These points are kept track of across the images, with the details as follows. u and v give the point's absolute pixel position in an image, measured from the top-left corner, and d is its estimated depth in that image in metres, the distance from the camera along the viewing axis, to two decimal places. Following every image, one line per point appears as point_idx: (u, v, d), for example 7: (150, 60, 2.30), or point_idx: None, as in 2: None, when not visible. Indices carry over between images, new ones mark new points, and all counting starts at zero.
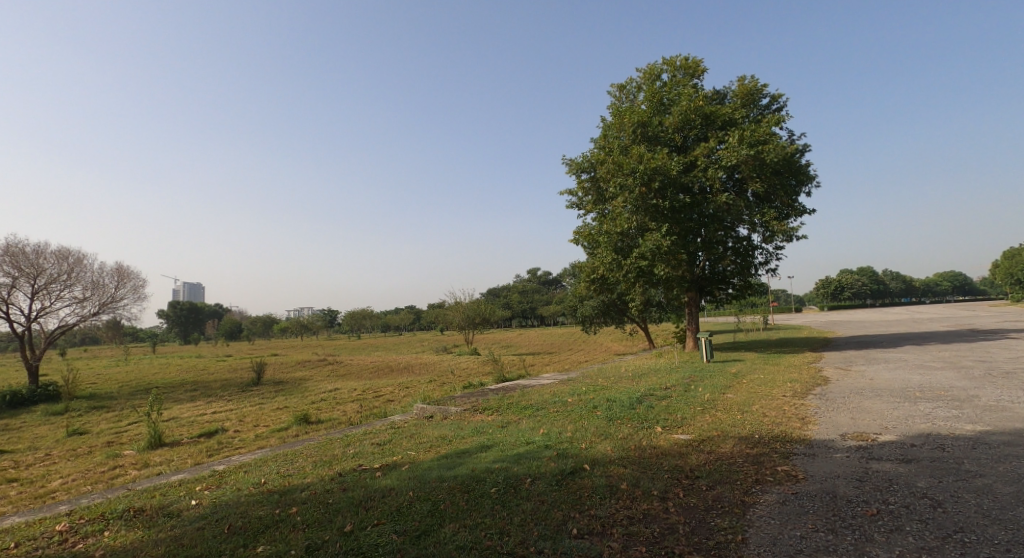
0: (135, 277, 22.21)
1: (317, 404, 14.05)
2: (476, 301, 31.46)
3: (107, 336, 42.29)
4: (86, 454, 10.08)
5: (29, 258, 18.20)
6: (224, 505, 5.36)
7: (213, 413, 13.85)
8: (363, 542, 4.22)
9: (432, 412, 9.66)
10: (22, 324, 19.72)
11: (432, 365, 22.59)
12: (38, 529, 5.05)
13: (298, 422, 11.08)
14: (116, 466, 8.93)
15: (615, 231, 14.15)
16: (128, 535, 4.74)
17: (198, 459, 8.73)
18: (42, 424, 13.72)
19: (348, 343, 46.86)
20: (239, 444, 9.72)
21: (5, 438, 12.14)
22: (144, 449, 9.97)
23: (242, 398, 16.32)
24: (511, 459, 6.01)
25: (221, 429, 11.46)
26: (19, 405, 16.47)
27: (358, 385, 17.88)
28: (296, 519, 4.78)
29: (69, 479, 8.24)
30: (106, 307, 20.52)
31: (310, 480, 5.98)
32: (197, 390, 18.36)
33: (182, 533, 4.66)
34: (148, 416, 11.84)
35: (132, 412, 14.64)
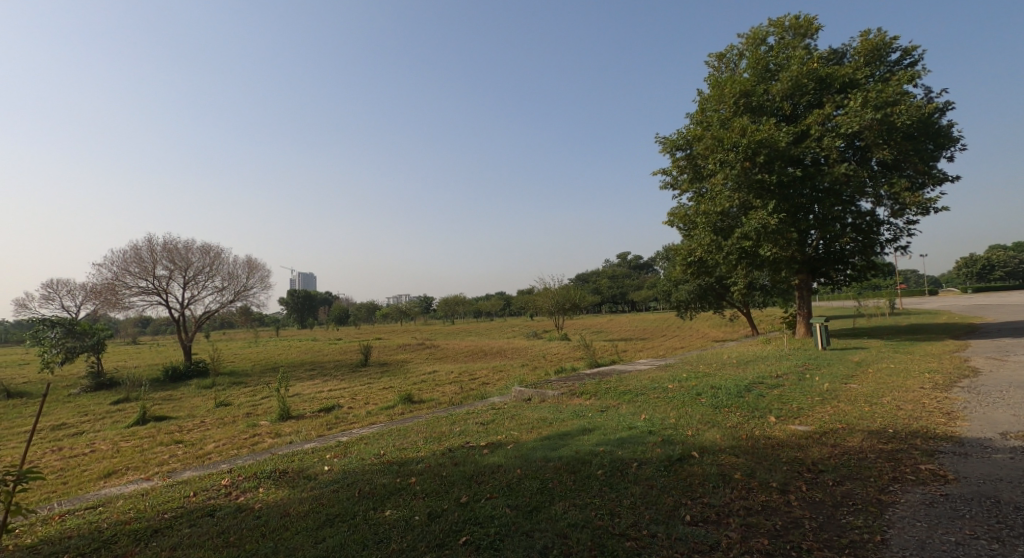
0: (264, 269, 24.75)
1: (419, 385, 14.89)
2: (565, 287, 31.33)
3: (239, 321, 47.65)
4: (230, 423, 11.52)
5: (181, 253, 20.93)
6: (352, 471, 5.90)
7: (329, 391, 15.13)
8: (479, 513, 4.45)
9: (529, 395, 9.85)
10: (177, 310, 22.77)
11: (524, 350, 22.98)
12: (208, 482, 5.91)
13: (403, 401, 11.82)
14: (255, 434, 10.14)
15: (715, 210, 13.34)
16: (278, 492, 5.39)
17: (321, 432, 9.65)
18: (196, 396, 15.84)
19: (443, 328, 48.80)
20: (353, 420, 10.59)
21: (169, 406, 14.18)
22: (276, 420, 11.17)
23: (353, 378, 17.68)
24: (615, 443, 5.99)
25: (336, 405, 12.54)
26: (178, 378, 19.14)
27: (455, 368, 18.66)
28: (415, 488, 5.14)
29: (220, 443, 9.49)
30: (241, 296, 23.06)
31: (424, 454, 6.40)
32: (315, 370, 20.14)
33: (321, 494, 5.20)
34: (276, 392, 13.24)
35: (264, 388, 16.42)
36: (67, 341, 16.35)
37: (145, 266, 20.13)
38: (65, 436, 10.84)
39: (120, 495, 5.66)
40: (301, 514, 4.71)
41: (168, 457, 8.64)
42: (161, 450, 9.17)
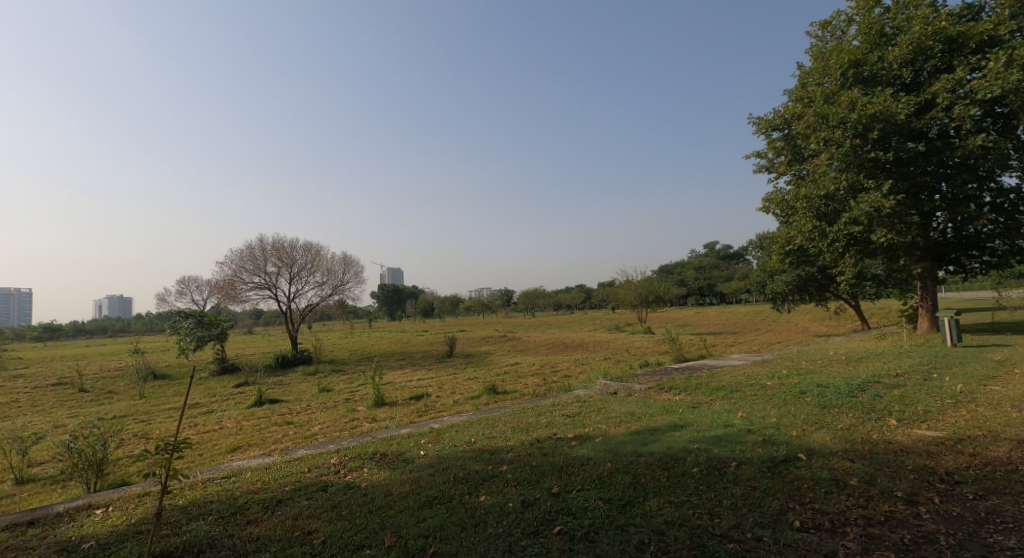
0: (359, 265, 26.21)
1: (503, 376, 15.15)
2: (649, 279, 30.37)
3: (336, 313, 51.03)
4: (332, 407, 12.37)
5: (288, 251, 22.74)
6: (447, 457, 6.12)
7: (418, 380, 15.78)
8: (571, 504, 4.44)
9: (615, 388, 9.68)
10: (285, 304, 24.77)
11: (606, 343, 22.66)
12: (320, 460, 6.40)
13: (488, 392, 12.08)
14: (354, 418, 10.83)
15: (817, 193, 12.28)
16: (380, 473, 5.72)
17: (413, 419, 10.11)
18: (302, 382, 17.15)
19: (523, 321, 49.23)
20: (442, 408, 11.00)
21: (281, 391, 15.52)
22: (372, 406, 11.85)
23: (440, 368, 18.34)
24: (710, 441, 5.74)
25: (425, 394, 13.10)
26: (287, 365, 20.85)
27: (537, 360, 18.75)
28: (507, 476, 5.23)
29: (324, 426, 10.24)
30: (339, 290, 24.61)
31: (514, 443, 6.49)
32: (405, 360, 21.09)
33: (420, 477, 5.45)
34: (371, 380, 14.01)
35: (361, 377, 17.45)
36: (197, 331, 18.35)
37: (258, 263, 22.12)
38: (197, 413, 12.20)
39: (247, 468, 6.28)
40: (402, 494, 4.97)
41: (281, 437, 9.45)
42: (276, 430, 10.08)
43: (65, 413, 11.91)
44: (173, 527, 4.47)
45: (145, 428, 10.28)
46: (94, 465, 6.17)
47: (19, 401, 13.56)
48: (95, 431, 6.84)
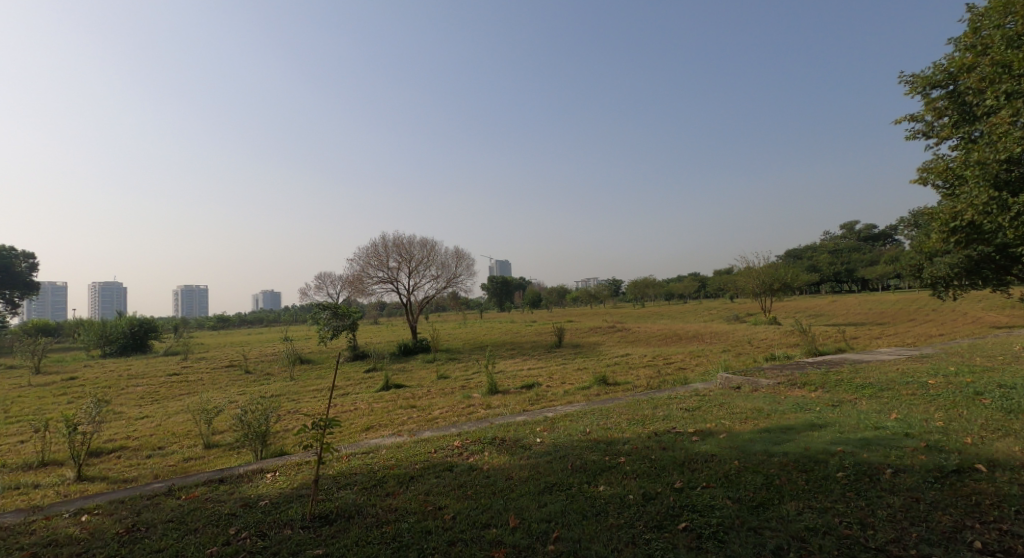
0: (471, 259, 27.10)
1: (613, 367, 14.91)
2: (773, 265, 28.02)
3: (449, 304, 53.66)
4: (450, 393, 13.02)
5: (406, 247, 24.18)
6: (563, 445, 6.16)
7: (528, 370, 16.04)
8: (697, 501, 4.26)
9: (739, 383, 9.07)
10: (405, 297, 26.41)
11: (724, 334, 21.35)
12: (443, 442, 6.74)
13: (599, 382, 11.95)
14: (470, 404, 11.30)
15: (993, 158, 7.57)
16: (499, 457, 5.89)
17: (525, 407, 10.33)
18: (422, 369, 18.24)
19: (632, 311, 47.94)
20: (553, 397, 11.10)
21: (404, 377, 16.67)
22: (486, 393, 12.27)
23: (550, 358, 18.48)
24: (858, 443, 5.18)
25: (536, 383, 13.29)
26: (409, 353, 22.26)
27: (649, 351, 18.20)
28: (626, 468, 5.13)
29: (443, 410, 10.81)
30: (453, 283, 25.65)
31: (630, 435, 6.35)
32: (514, 349, 21.54)
33: (537, 463, 5.54)
34: (484, 368, 14.50)
35: (476, 365, 18.15)
36: (333, 321, 20.22)
37: (382, 259, 23.82)
38: (335, 395, 13.51)
39: (382, 445, 6.84)
40: (523, 479, 5.09)
41: (406, 419, 10.13)
42: (401, 412, 10.84)
43: (233, 391, 13.84)
44: (326, 493, 4.98)
45: (295, 406, 11.59)
46: (259, 436, 7.08)
47: (199, 380, 15.94)
48: (258, 407, 7.83)
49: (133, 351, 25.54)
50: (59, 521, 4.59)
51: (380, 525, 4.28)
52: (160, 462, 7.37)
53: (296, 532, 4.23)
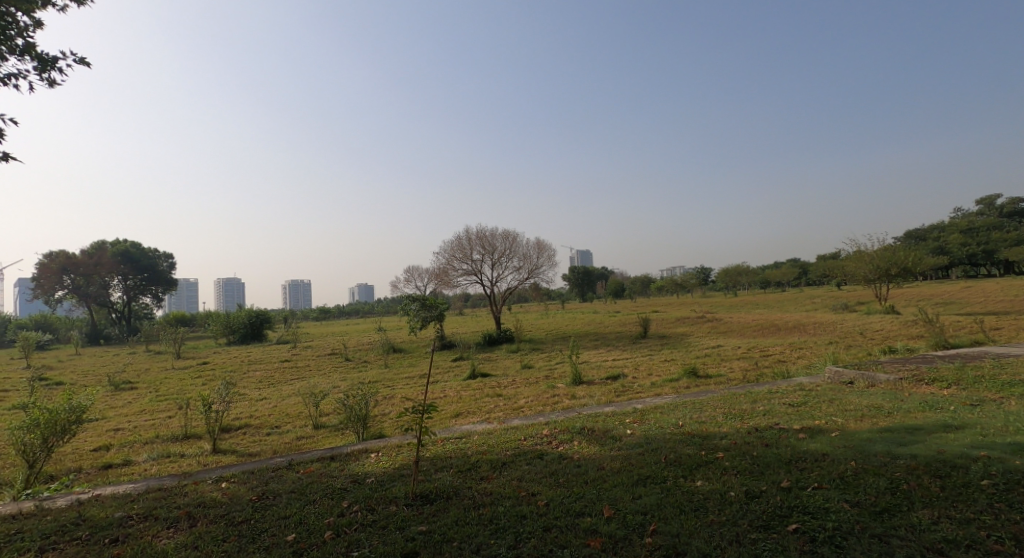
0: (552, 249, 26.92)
1: (704, 359, 14.29)
2: (890, 248, 25.38)
3: (532, 295, 54.01)
4: (534, 383, 13.13)
5: (489, 239, 24.56)
6: (655, 438, 6.01)
7: (613, 361, 15.77)
8: (808, 502, 3.98)
9: (851, 378, 8.34)
10: (489, 288, 26.86)
11: (830, 325, 19.72)
12: (532, 431, 6.80)
13: (688, 375, 11.51)
14: (555, 394, 11.35)
15: None
16: (589, 447, 5.86)
17: (611, 398, 10.19)
18: (506, 359, 18.55)
19: (724, 301, 45.59)
20: (640, 389, 10.87)
21: (490, 366, 17.05)
22: (571, 384, 12.25)
23: (636, 349, 18.08)
24: (1004, 449, 4.58)
25: (622, 374, 13.06)
26: (494, 343, 22.70)
27: (743, 343, 17.24)
28: (726, 463, 4.90)
29: (528, 400, 10.93)
30: (536, 274, 25.68)
31: (728, 430, 6.06)
32: (598, 340, 21.26)
33: (629, 455, 5.45)
34: (568, 359, 14.44)
35: (559, 355, 18.16)
36: (422, 312, 21.02)
37: (466, 252, 24.41)
38: (425, 382, 14.11)
39: (473, 432, 7.04)
40: (615, 470, 5.02)
41: (493, 407, 10.35)
42: (488, 401, 11.10)
43: (335, 377, 14.87)
44: (425, 475, 5.22)
45: (390, 392, 12.25)
46: (361, 419, 7.56)
47: (306, 366, 17.29)
48: (358, 392, 8.35)
49: (252, 340, 28.16)
50: (203, 486, 5.19)
51: (476, 507, 4.42)
52: (277, 440, 8.10)
53: (400, 508, 4.48)
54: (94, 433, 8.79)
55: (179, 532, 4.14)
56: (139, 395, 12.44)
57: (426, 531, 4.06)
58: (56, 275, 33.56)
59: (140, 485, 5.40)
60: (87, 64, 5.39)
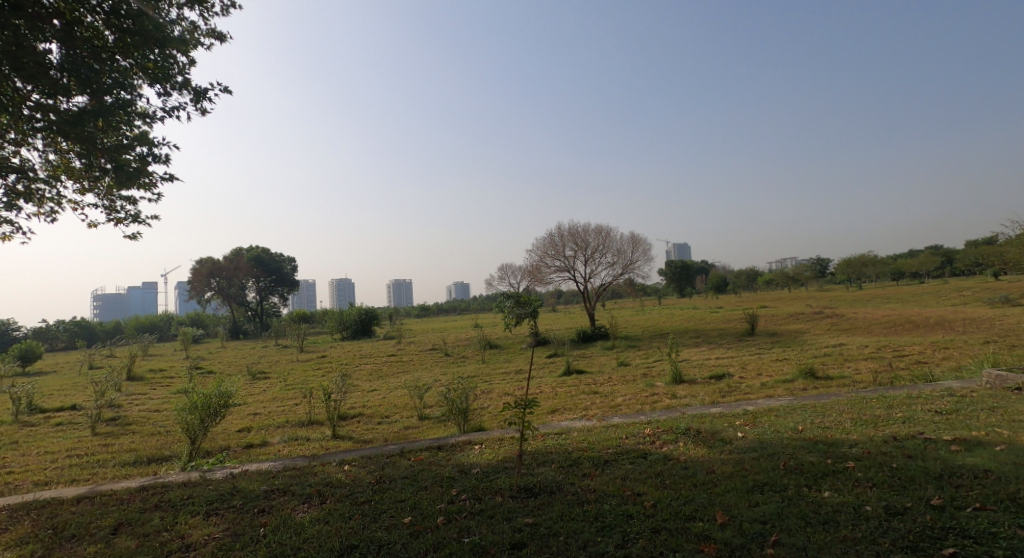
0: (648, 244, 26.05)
1: (822, 359, 13.12)
2: None
3: (628, 291, 52.76)
4: (632, 381, 12.82)
5: (581, 236, 24.34)
6: (771, 442, 5.62)
7: (717, 359, 14.97)
8: (966, 524, 3.52)
9: (1017, 383, 7.23)
10: (582, 285, 26.60)
11: (983, 322, 17.22)
12: (635, 430, 6.64)
13: (805, 376, 10.62)
14: (654, 393, 11.00)
15: None
16: (697, 449, 5.60)
17: (716, 398, 9.69)
18: (603, 355, 18.29)
19: (845, 295, 41.47)
20: (748, 390, 10.22)
21: (585, 363, 16.93)
22: (671, 382, 11.81)
23: (743, 347, 17.05)
24: None
25: (727, 373, 12.35)
26: (589, 339, 22.45)
27: (871, 341, 15.58)
28: (858, 474, 4.46)
29: (626, 398, 10.69)
30: (631, 269, 25.01)
31: (858, 437, 5.51)
32: (701, 337, 20.26)
33: (742, 459, 5.13)
34: (668, 357, 13.91)
35: (658, 352, 17.58)
36: (516, 309, 21.24)
37: (558, 249, 24.38)
38: (521, 376, 14.30)
39: (574, 428, 7.02)
40: (727, 474, 4.76)
41: (590, 404, 10.25)
42: (584, 398, 11.01)
43: (435, 371, 15.53)
44: (528, 468, 5.29)
45: (487, 387, 12.57)
46: (461, 412, 7.81)
47: (409, 360, 18.23)
48: (459, 386, 8.62)
49: (362, 336, 30.19)
50: (329, 467, 5.65)
51: (582, 503, 4.39)
52: (387, 429, 8.63)
53: (506, 499, 4.57)
54: (236, 416, 9.90)
55: (312, 508, 4.53)
56: (271, 383, 13.84)
57: (532, 524, 4.10)
58: (205, 278, 38.41)
59: (278, 464, 5.99)
60: (229, 92, 6.02)
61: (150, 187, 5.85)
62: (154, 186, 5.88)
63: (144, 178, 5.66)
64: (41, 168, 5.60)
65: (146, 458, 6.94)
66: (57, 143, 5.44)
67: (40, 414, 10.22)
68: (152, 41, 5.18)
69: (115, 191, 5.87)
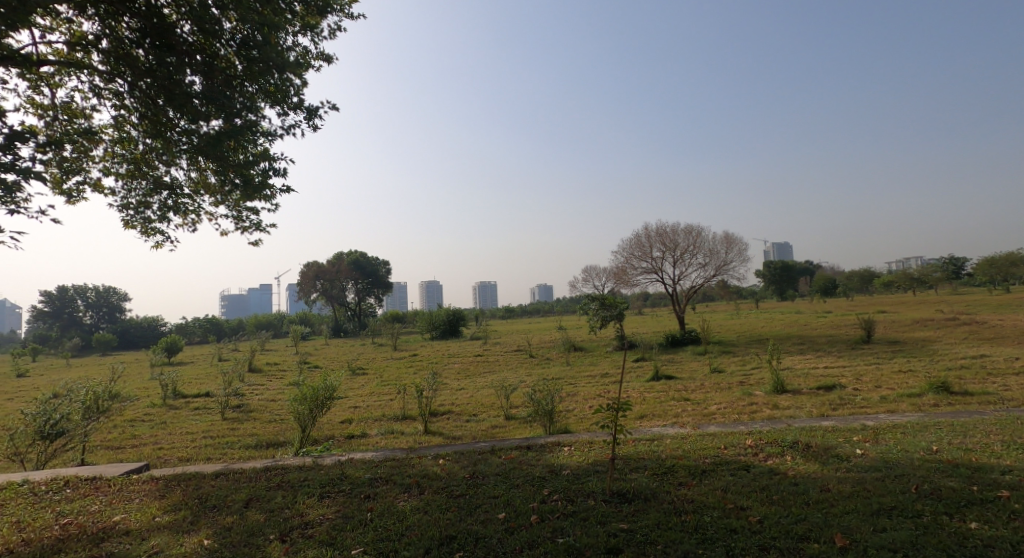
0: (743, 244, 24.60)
1: (956, 372, 11.65)
2: None
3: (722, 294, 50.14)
4: (728, 388, 12.15)
5: (669, 236, 23.51)
6: (898, 462, 5.09)
7: (826, 369, 13.78)
8: None
9: None
10: (671, 287, 25.65)
11: None
12: (735, 440, 6.30)
13: (936, 391, 9.49)
14: (753, 402, 10.36)
15: None
16: (808, 465, 5.20)
17: (825, 411, 8.94)
18: (695, 361, 17.52)
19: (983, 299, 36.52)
20: (864, 403, 9.32)
21: (675, 368, 16.31)
22: (771, 391, 11.06)
23: (857, 356, 15.57)
24: None
25: (838, 384, 11.34)
26: (678, 344, 21.59)
27: (1018, 353, 13.60)
28: (1012, 506, 3.93)
29: (721, 406, 10.16)
30: (724, 270, 23.75)
31: (1008, 464, 4.84)
32: (806, 344, 18.75)
33: (862, 478, 4.70)
34: (768, 364, 13.03)
35: (756, 359, 16.54)
36: (601, 311, 20.90)
37: (645, 250, 23.71)
38: (607, 379, 14.07)
39: (667, 435, 6.79)
40: (845, 494, 4.38)
41: (681, 411, 9.86)
42: (675, 404, 10.62)
43: (521, 372, 15.69)
44: (621, 473, 5.19)
45: (573, 390, 12.50)
46: (547, 414, 7.82)
47: (495, 361, 18.56)
48: (545, 388, 8.64)
49: (450, 336, 31.19)
50: (426, 460, 5.90)
51: (679, 513, 4.24)
52: (475, 427, 8.85)
53: (599, 503, 4.52)
54: (339, 409, 10.61)
55: (412, 497, 4.75)
56: (369, 379, 14.72)
57: (628, 530, 4.02)
58: (310, 280, 41.63)
59: (379, 454, 6.36)
60: (337, 109, 6.48)
61: (271, 199, 6.43)
62: (273, 198, 6.46)
63: (266, 191, 6.24)
64: (186, 184, 6.35)
65: (265, 442, 7.65)
66: (198, 163, 6.15)
67: (181, 399, 11.61)
68: (274, 67, 5.64)
69: (241, 203, 6.53)
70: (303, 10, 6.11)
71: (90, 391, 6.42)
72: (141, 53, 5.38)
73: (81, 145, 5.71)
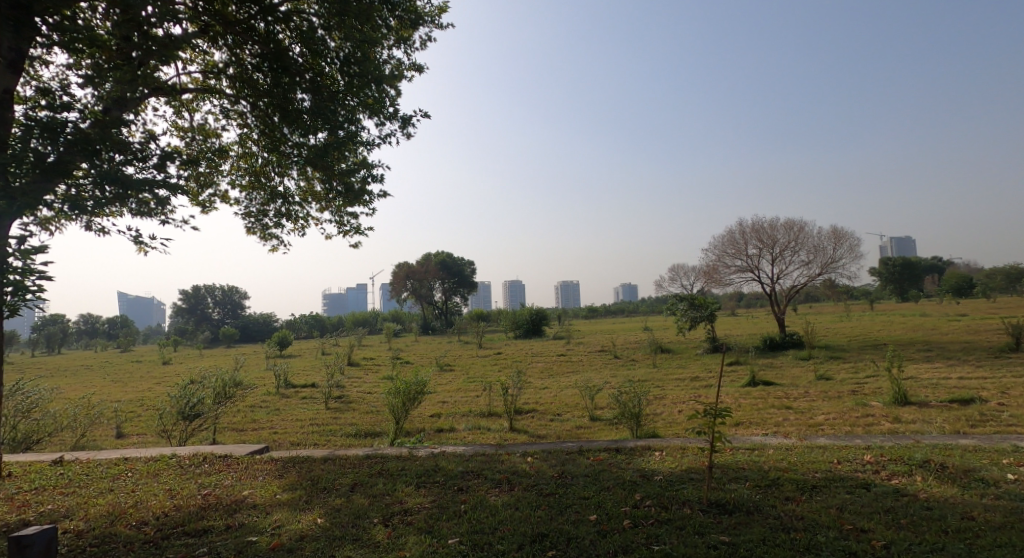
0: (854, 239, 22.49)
1: None
2: None
3: (830, 295, 46.14)
4: (836, 397, 11.14)
5: (767, 231, 22.02)
6: None
7: (959, 380, 12.21)
8: None
9: None
10: (769, 286, 24.01)
11: None
12: (851, 455, 5.74)
13: None
14: (868, 413, 9.41)
15: None
16: (944, 488, 4.61)
17: (959, 427, 7.91)
18: (797, 366, 16.29)
19: None
20: (1011, 421, 8.13)
21: (775, 373, 15.23)
22: (890, 402, 10.00)
23: (999, 366, 13.65)
24: None
25: (977, 398, 9.99)
26: (778, 347, 20.17)
27: None
28: None
29: (829, 417, 9.33)
30: (831, 268, 21.85)
31: None
32: (934, 352, 16.74)
33: (1015, 508, 4.09)
34: (887, 372, 11.79)
35: (870, 366, 15.05)
36: (691, 312, 19.98)
37: (739, 247, 22.40)
38: (699, 383, 13.44)
39: (769, 445, 6.35)
40: (993, 524, 3.84)
41: (782, 420, 9.18)
42: (775, 412, 9.91)
43: (606, 373, 15.42)
44: (719, 482, 4.92)
45: (661, 393, 12.06)
46: (634, 416, 7.59)
47: (580, 361, 18.38)
48: (633, 390, 8.39)
49: (534, 336, 31.32)
50: (514, 457, 5.94)
51: (787, 529, 3.95)
52: (561, 426, 8.80)
53: (696, 512, 4.30)
54: (429, 403, 11.00)
55: (503, 492, 4.81)
56: (456, 375, 15.15)
57: (730, 543, 3.80)
58: (402, 280, 43.65)
59: (469, 448, 6.50)
60: (429, 117, 6.72)
61: (369, 205, 6.80)
62: (371, 203, 6.82)
63: (365, 197, 6.62)
64: (296, 193, 6.86)
65: (364, 431, 8.10)
66: (306, 173, 6.62)
67: (291, 388, 12.61)
68: (372, 80, 5.97)
69: (344, 209, 6.95)
70: (398, 25, 6.38)
71: (220, 378, 7.14)
72: (261, 76, 5.86)
73: (212, 161, 6.33)
